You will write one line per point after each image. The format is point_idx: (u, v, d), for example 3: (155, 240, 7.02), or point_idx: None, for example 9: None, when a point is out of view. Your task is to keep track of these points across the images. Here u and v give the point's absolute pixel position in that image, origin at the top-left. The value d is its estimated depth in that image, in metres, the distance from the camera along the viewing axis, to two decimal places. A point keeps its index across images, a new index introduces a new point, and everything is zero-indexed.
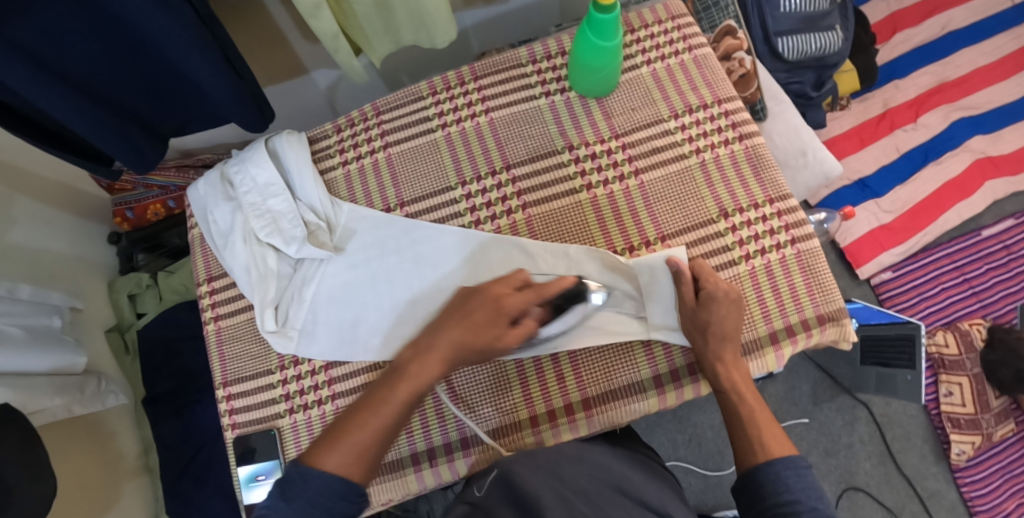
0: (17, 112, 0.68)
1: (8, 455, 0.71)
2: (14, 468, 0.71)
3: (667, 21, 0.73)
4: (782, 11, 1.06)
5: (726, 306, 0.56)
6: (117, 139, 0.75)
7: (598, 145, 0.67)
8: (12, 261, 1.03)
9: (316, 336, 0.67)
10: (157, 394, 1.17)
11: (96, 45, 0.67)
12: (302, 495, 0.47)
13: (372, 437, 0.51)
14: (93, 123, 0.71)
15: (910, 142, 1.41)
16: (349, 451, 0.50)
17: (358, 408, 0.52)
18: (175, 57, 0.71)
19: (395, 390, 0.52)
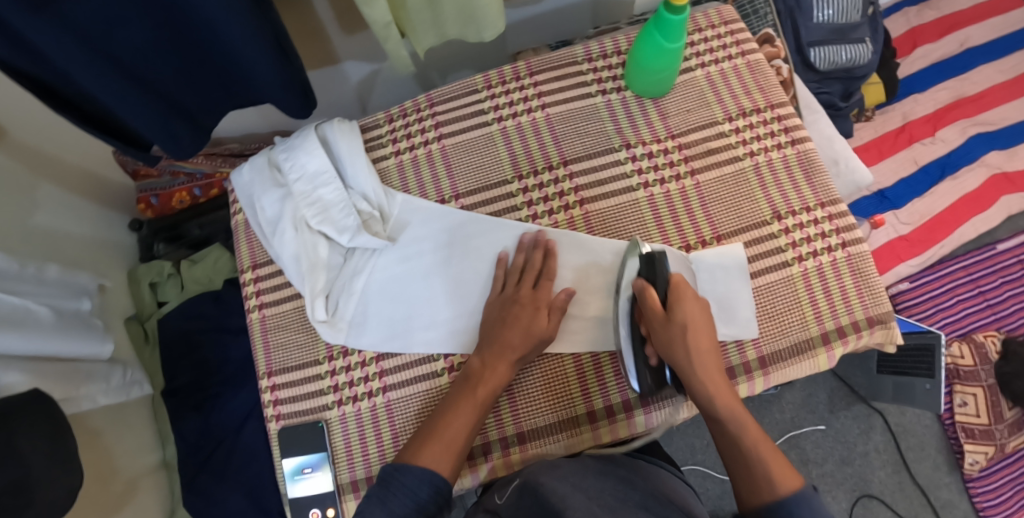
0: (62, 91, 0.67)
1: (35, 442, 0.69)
2: None
3: (720, 25, 0.74)
4: (815, 21, 1.08)
5: (691, 305, 0.58)
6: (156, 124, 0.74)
7: (655, 145, 0.68)
8: (36, 244, 1.01)
9: (369, 327, 0.67)
10: (177, 386, 1.15)
11: (147, 28, 0.66)
12: (403, 491, 0.53)
13: (458, 433, 0.57)
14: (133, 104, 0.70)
15: (928, 156, 1.43)
16: (437, 449, 0.56)
17: (450, 407, 0.58)
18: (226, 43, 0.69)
19: (471, 399, 0.58)
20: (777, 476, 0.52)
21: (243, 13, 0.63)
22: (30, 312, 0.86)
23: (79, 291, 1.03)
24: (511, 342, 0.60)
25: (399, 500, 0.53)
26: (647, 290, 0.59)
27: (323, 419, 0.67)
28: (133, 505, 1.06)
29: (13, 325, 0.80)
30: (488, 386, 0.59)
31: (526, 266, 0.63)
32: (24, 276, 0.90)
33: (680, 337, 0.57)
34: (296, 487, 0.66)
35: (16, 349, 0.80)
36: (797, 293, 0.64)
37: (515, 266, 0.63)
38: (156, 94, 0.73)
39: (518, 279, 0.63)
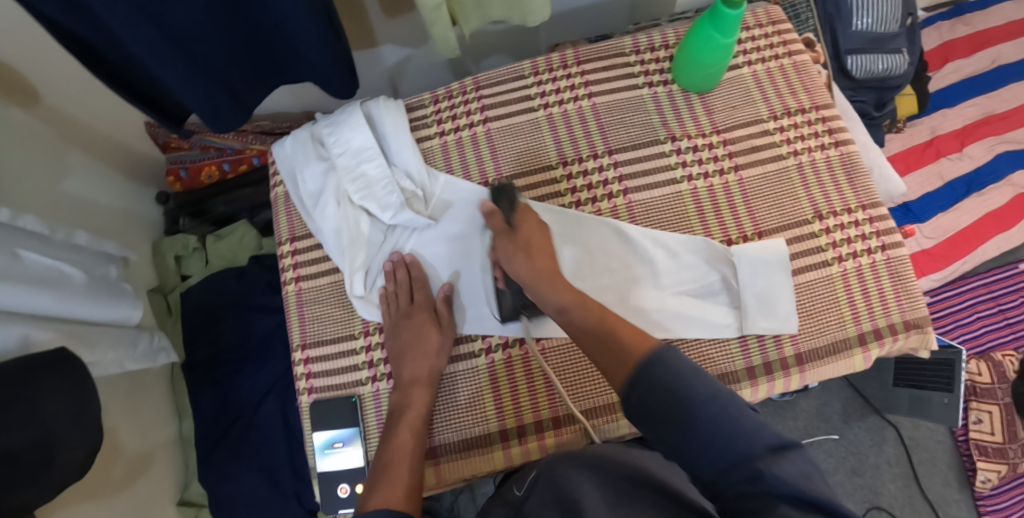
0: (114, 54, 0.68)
1: (64, 405, 0.68)
2: (66, 420, 0.68)
3: (768, 25, 0.74)
4: (854, 29, 1.08)
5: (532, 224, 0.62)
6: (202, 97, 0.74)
7: (700, 139, 0.68)
8: (63, 210, 1.01)
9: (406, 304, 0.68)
10: (196, 361, 1.14)
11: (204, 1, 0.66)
12: None
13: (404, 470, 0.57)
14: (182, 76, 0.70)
15: (954, 172, 1.41)
16: (387, 492, 0.55)
17: (386, 452, 0.59)
18: (279, 16, 0.69)
19: (402, 425, 0.60)
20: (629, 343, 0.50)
21: None
22: (65, 273, 0.87)
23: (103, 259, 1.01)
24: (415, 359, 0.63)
25: None
26: (492, 213, 0.62)
27: (357, 395, 0.67)
28: (148, 476, 1.05)
29: (44, 284, 0.80)
30: (409, 421, 0.61)
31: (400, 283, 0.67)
32: (52, 239, 0.89)
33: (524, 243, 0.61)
34: (326, 460, 0.66)
35: (46, 309, 0.79)
36: (835, 293, 0.64)
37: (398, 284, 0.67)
38: (204, 67, 0.73)
39: (397, 297, 0.67)
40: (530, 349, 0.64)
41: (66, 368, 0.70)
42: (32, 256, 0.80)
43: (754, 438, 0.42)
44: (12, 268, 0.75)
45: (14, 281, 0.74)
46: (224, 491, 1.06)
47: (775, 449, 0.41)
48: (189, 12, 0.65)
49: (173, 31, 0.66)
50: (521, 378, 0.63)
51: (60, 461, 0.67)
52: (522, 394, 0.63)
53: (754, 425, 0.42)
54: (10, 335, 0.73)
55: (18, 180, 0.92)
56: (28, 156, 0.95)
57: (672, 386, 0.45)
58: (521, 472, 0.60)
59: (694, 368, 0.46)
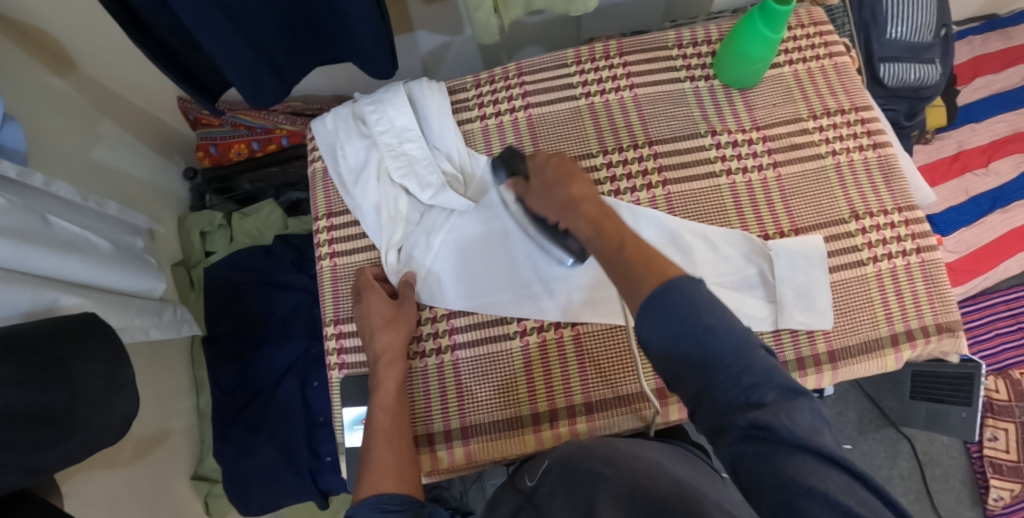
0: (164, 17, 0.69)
1: (98, 366, 0.69)
2: (101, 380, 0.69)
3: (810, 25, 0.75)
4: (888, 37, 1.08)
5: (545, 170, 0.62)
6: (245, 69, 0.75)
7: (739, 134, 0.69)
8: (94, 179, 1.03)
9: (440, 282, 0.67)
10: (218, 334, 1.15)
11: None
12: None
13: (392, 454, 0.56)
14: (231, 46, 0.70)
15: (980, 187, 1.39)
16: (377, 476, 0.53)
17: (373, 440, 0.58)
18: None
19: (380, 411, 0.59)
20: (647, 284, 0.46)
21: None
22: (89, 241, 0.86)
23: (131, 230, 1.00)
24: (386, 347, 0.62)
25: None
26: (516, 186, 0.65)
27: None
28: (164, 446, 1.06)
29: (74, 251, 0.80)
30: (387, 408, 0.60)
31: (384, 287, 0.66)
32: (81, 207, 0.89)
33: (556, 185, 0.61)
34: (353, 436, 0.66)
35: (77, 275, 0.80)
36: (869, 293, 0.64)
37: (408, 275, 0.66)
38: (250, 40, 0.74)
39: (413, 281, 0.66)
40: (565, 333, 0.64)
41: (95, 333, 0.71)
42: (60, 224, 0.80)
43: (756, 381, 0.40)
44: (41, 235, 0.75)
45: (44, 247, 0.74)
46: (239, 466, 1.06)
47: (785, 398, 0.39)
48: None
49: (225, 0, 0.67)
50: (555, 364, 0.64)
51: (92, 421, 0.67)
52: (555, 379, 0.63)
53: (765, 366, 0.40)
54: (40, 297, 0.74)
55: (49, 147, 0.93)
56: (63, 124, 0.97)
57: (681, 318, 0.43)
58: (532, 463, 0.59)
59: (708, 301, 0.43)
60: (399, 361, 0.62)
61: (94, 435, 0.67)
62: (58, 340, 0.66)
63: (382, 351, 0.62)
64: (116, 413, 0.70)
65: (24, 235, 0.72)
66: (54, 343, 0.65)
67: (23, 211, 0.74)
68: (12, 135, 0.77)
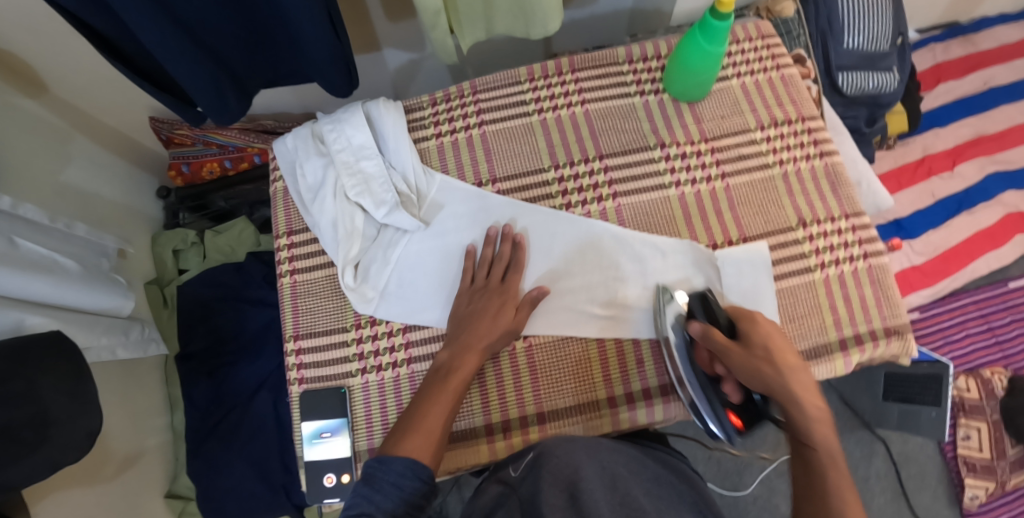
0: (122, 40, 0.70)
1: (59, 385, 0.69)
2: (63, 398, 0.69)
3: (757, 39, 0.77)
4: (845, 47, 1.10)
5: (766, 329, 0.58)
6: (209, 90, 0.76)
7: (688, 147, 0.70)
8: (64, 200, 1.03)
9: (391, 297, 0.68)
10: (191, 352, 1.14)
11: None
12: (387, 480, 0.53)
13: (439, 423, 0.58)
14: (192, 66, 0.71)
15: (946, 190, 1.42)
16: (418, 440, 0.56)
17: (420, 406, 0.59)
18: (284, 9, 0.70)
19: (446, 388, 0.60)
20: (850, 502, 0.48)
21: None
22: (57, 262, 0.86)
23: (99, 251, 0.99)
24: (482, 331, 0.62)
25: (383, 490, 0.52)
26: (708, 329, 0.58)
27: (346, 386, 0.68)
28: (137, 465, 1.05)
29: (40, 271, 0.80)
30: (452, 383, 0.60)
31: (497, 260, 0.66)
32: (48, 228, 0.89)
33: (769, 363, 0.56)
34: (314, 450, 0.66)
35: (41, 295, 0.79)
36: (817, 299, 0.65)
37: (483, 260, 0.66)
38: (210, 61, 0.74)
39: (488, 269, 0.66)
40: (517, 346, 0.65)
41: (58, 351, 0.71)
42: (28, 245, 0.81)
43: None
44: (7, 254, 0.76)
45: (11, 266, 0.74)
46: (213, 482, 1.06)
47: None
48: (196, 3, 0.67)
49: (182, 22, 0.68)
50: (508, 375, 0.64)
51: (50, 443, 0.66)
52: (507, 390, 0.64)
53: None
54: (6, 318, 0.74)
55: (20, 169, 0.94)
56: (32, 147, 0.97)
57: None
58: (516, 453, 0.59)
59: None
60: (485, 353, 0.62)
61: (58, 452, 0.67)
62: (19, 358, 0.66)
63: (478, 345, 0.62)
64: (79, 429, 0.70)
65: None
66: (16, 363, 0.65)
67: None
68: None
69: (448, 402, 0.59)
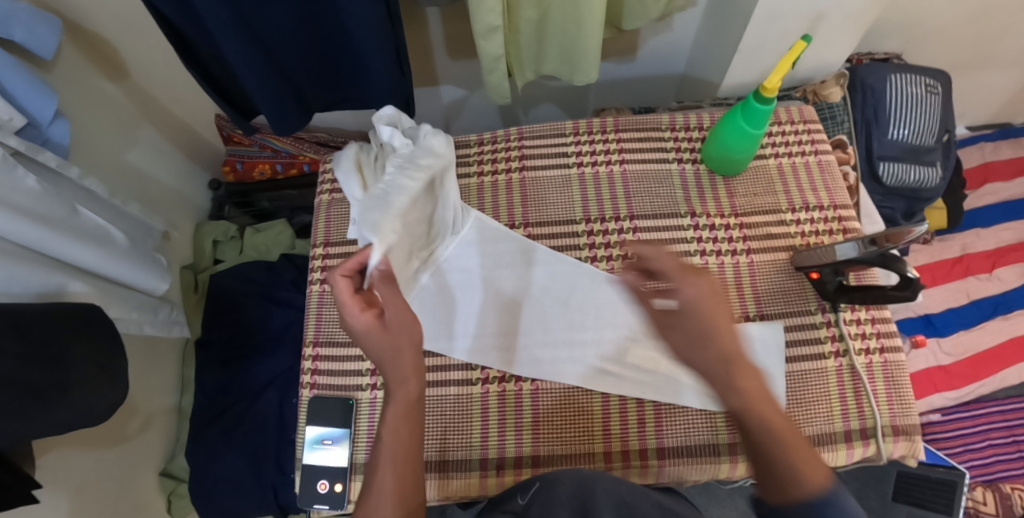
0: (206, 47, 0.77)
1: (91, 352, 0.74)
2: (90, 365, 0.73)
3: (799, 122, 0.79)
4: (890, 137, 1.11)
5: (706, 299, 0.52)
6: (272, 99, 0.81)
7: (717, 219, 0.72)
8: (122, 179, 1.10)
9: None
10: (211, 339, 1.19)
11: (290, 16, 0.73)
12: None
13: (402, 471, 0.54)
14: (260, 75, 0.77)
15: (981, 292, 1.39)
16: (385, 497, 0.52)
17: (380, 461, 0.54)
18: (355, 37, 0.75)
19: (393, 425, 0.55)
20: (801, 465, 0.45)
21: (377, 17, 0.69)
22: (110, 234, 0.90)
23: (147, 232, 1.05)
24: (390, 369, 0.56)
25: None
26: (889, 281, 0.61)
27: (354, 398, 0.70)
28: (140, 438, 1.10)
29: (92, 241, 0.85)
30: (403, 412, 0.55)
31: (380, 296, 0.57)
32: (108, 202, 0.96)
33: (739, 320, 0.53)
34: (313, 455, 0.69)
35: (86, 263, 0.84)
36: (828, 387, 0.65)
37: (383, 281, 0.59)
38: (280, 73, 0.81)
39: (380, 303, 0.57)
40: (524, 386, 0.67)
41: (94, 320, 0.75)
42: (88, 214, 0.86)
43: None
44: (66, 221, 0.81)
45: (67, 233, 0.80)
46: (209, 470, 1.09)
47: None
48: (277, 21, 0.73)
49: (264, 38, 0.75)
50: (510, 414, 0.66)
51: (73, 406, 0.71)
52: (506, 427, 0.66)
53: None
54: (50, 280, 0.79)
55: (89, 143, 1.01)
56: (104, 125, 1.05)
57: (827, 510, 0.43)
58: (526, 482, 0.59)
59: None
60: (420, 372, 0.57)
61: (74, 415, 0.71)
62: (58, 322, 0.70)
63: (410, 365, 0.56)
64: (98, 396, 0.74)
65: (50, 220, 0.78)
66: (55, 323, 0.70)
67: (56, 198, 0.80)
68: (58, 130, 0.84)
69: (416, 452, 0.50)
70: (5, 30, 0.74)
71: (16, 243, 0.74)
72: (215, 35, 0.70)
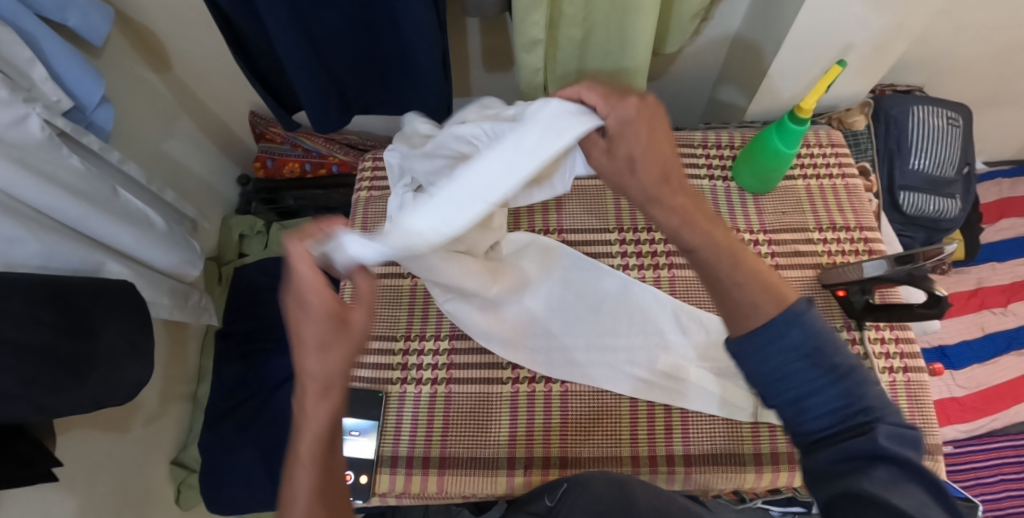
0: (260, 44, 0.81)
1: (124, 329, 0.76)
2: (121, 341, 0.76)
3: (827, 146, 0.81)
4: (910, 167, 1.13)
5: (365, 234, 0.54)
6: (317, 97, 0.84)
7: (747, 234, 0.74)
8: (157, 167, 1.13)
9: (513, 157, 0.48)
10: (232, 331, 1.21)
11: (343, 17, 0.76)
12: None
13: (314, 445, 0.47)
14: (309, 73, 0.80)
15: (996, 325, 1.40)
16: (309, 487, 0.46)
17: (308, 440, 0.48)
18: (402, 41, 0.78)
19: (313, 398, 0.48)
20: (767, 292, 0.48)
21: (427, 23, 0.72)
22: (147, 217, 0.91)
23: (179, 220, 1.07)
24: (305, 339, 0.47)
25: None
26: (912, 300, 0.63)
27: (384, 391, 0.71)
28: (156, 423, 1.12)
29: (129, 224, 0.86)
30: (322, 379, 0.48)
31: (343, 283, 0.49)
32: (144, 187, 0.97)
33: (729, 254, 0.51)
34: (339, 445, 0.68)
35: (123, 245, 0.85)
36: None
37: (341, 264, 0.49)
38: (327, 72, 0.84)
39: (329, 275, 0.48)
40: (554, 387, 0.68)
41: (127, 296, 0.78)
42: (128, 197, 0.86)
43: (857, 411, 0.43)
44: (105, 202, 0.81)
45: (107, 213, 0.81)
46: (223, 461, 1.10)
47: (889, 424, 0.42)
48: (330, 21, 0.76)
49: (316, 36, 0.78)
50: (539, 415, 0.67)
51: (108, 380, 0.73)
52: (535, 427, 0.67)
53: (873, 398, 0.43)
54: (90, 258, 0.79)
55: (128, 131, 1.04)
56: (143, 114, 1.08)
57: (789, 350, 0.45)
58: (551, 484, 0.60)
59: (822, 335, 0.45)
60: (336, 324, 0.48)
61: (101, 390, 0.72)
62: (92, 295, 0.72)
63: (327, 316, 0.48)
64: (129, 374, 0.77)
65: (91, 200, 0.78)
66: (88, 297, 0.72)
67: (97, 178, 0.80)
68: (103, 114, 0.84)
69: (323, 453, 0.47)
70: (62, 16, 0.75)
71: (57, 218, 0.75)
72: (272, 32, 0.74)
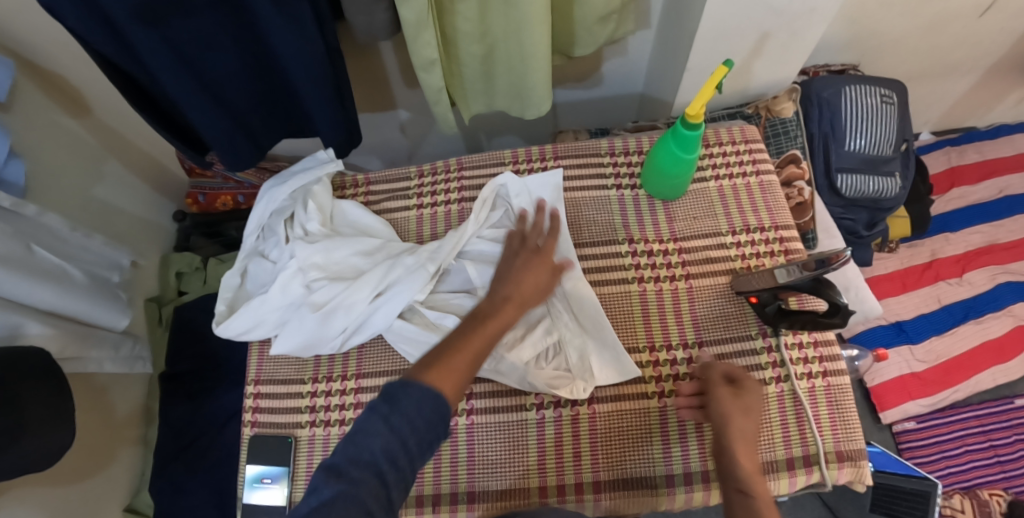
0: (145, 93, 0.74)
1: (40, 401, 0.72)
2: (37, 412, 0.71)
3: (740, 142, 0.79)
4: (846, 149, 1.11)
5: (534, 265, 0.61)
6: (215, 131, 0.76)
7: (656, 244, 0.73)
8: (88, 214, 1.06)
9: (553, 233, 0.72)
10: (177, 372, 1.17)
11: (233, 55, 0.71)
12: (411, 404, 0.44)
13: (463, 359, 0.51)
14: (203, 116, 0.74)
15: (953, 296, 1.38)
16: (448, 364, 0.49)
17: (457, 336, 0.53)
18: (285, 67, 0.73)
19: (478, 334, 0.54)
20: None
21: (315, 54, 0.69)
22: (66, 271, 0.87)
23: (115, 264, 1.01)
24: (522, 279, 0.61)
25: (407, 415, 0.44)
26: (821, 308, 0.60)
27: (293, 436, 0.69)
28: (103, 475, 1.06)
29: (49, 279, 0.82)
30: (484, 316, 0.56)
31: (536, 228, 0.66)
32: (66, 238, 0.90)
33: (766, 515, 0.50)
34: (253, 494, 0.68)
35: (45, 302, 0.81)
36: (768, 413, 0.64)
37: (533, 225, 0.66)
38: (228, 112, 0.78)
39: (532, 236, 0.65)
40: (460, 421, 0.66)
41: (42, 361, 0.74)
42: (43, 252, 0.83)
43: None
44: (18, 259, 0.78)
45: (18, 273, 0.76)
46: (174, 506, 1.07)
47: None
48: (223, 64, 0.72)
49: (207, 81, 0.72)
50: (446, 450, 0.65)
51: (19, 451, 0.69)
52: (443, 463, 0.65)
53: None
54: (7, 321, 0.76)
55: (50, 183, 0.98)
56: (66, 163, 1.01)
57: None
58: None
59: None
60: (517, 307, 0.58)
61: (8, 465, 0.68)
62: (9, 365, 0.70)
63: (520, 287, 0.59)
64: (48, 443, 0.72)
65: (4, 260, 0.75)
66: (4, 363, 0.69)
67: (7, 237, 0.77)
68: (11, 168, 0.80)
69: (479, 342, 0.53)
70: None
71: None
72: (153, 74, 0.68)
